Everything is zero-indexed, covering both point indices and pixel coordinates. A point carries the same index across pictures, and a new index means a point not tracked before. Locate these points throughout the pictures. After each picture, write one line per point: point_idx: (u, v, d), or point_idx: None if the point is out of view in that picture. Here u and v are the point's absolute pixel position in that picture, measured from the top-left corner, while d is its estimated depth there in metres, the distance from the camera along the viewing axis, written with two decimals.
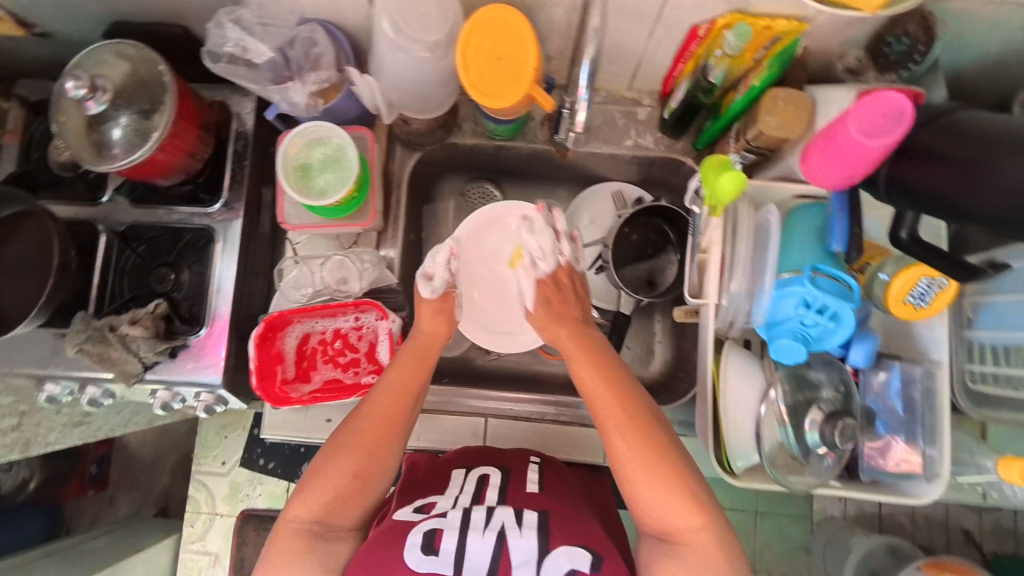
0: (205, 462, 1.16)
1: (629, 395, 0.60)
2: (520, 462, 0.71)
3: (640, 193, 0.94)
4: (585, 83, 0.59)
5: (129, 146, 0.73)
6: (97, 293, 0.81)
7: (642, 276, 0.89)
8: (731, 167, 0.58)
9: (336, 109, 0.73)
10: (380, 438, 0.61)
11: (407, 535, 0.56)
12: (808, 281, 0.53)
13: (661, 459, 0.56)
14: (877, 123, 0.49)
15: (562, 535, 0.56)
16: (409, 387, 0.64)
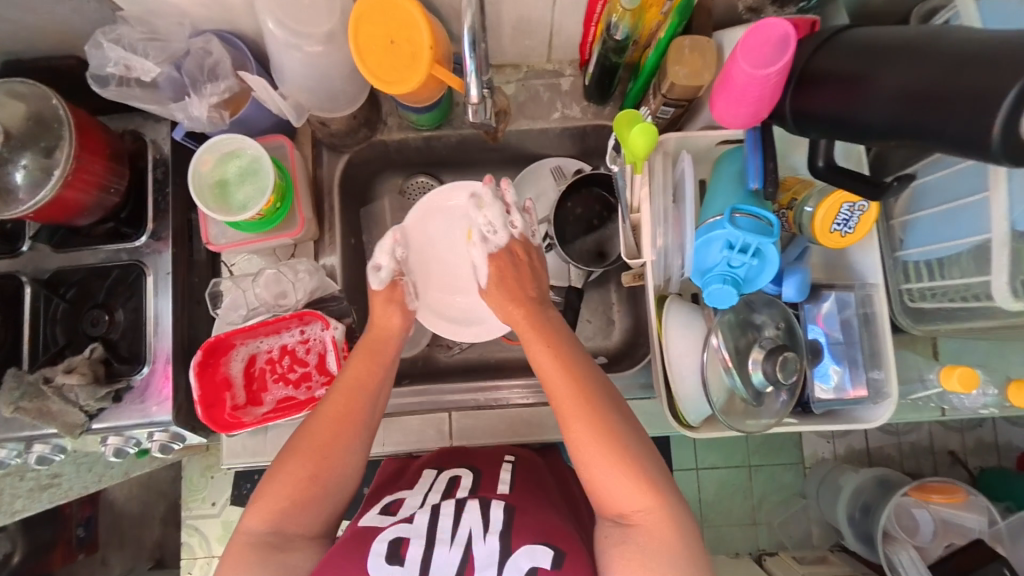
0: (194, 505, 1.24)
1: (579, 371, 0.59)
2: (492, 462, 0.69)
3: (579, 165, 0.94)
4: (467, 52, 0.56)
5: (35, 185, 0.69)
6: (28, 346, 0.77)
7: (591, 248, 0.89)
8: (641, 120, 0.58)
9: (249, 119, 0.72)
10: (335, 438, 0.60)
11: (371, 542, 0.55)
12: (726, 222, 0.52)
13: (603, 438, 0.55)
14: (762, 53, 0.49)
15: (526, 532, 0.56)
16: (362, 384, 0.63)
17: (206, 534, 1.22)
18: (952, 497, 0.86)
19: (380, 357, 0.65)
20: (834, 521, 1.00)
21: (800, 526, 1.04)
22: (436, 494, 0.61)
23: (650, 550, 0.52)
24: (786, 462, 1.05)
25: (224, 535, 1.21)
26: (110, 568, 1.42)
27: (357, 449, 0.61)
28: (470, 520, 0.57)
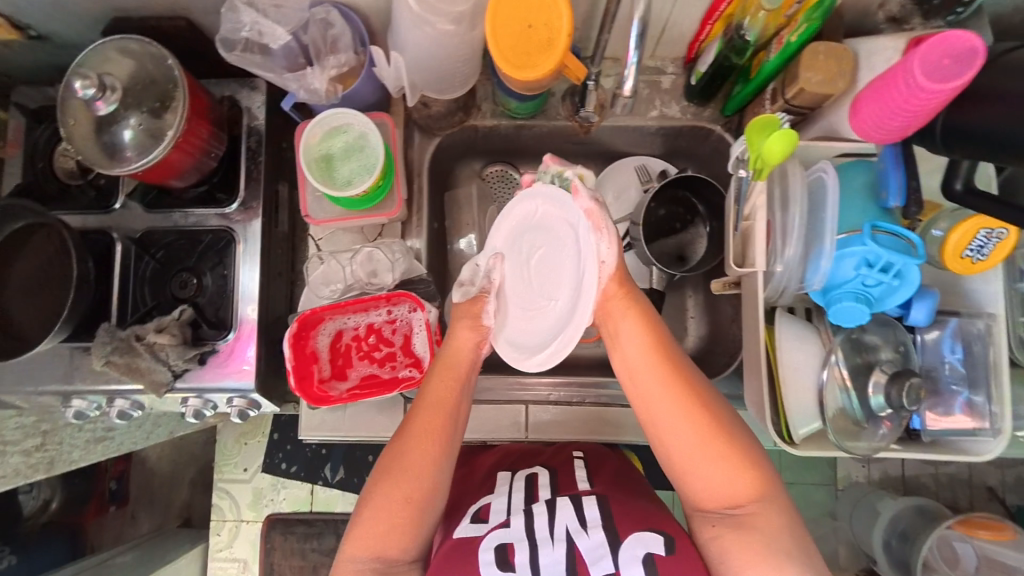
0: (226, 471, 1.27)
1: (674, 359, 0.58)
2: (564, 461, 0.70)
3: (664, 166, 0.93)
4: (634, 44, 0.60)
5: (141, 149, 0.69)
6: (119, 303, 0.78)
7: (671, 251, 0.88)
8: (778, 127, 0.56)
9: (355, 96, 0.71)
10: (422, 463, 0.60)
11: (478, 553, 0.55)
12: (868, 240, 0.52)
13: (710, 425, 0.54)
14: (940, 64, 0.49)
15: (628, 523, 0.56)
16: (445, 403, 0.63)
17: (238, 500, 1.25)
18: (998, 533, 0.81)
19: (458, 375, 0.64)
20: (868, 546, 0.98)
21: (830, 546, 1.02)
22: (520, 496, 0.62)
23: (770, 536, 0.51)
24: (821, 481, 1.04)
25: (255, 503, 1.25)
26: (139, 524, 1.45)
27: (444, 470, 0.61)
28: (565, 518, 0.57)
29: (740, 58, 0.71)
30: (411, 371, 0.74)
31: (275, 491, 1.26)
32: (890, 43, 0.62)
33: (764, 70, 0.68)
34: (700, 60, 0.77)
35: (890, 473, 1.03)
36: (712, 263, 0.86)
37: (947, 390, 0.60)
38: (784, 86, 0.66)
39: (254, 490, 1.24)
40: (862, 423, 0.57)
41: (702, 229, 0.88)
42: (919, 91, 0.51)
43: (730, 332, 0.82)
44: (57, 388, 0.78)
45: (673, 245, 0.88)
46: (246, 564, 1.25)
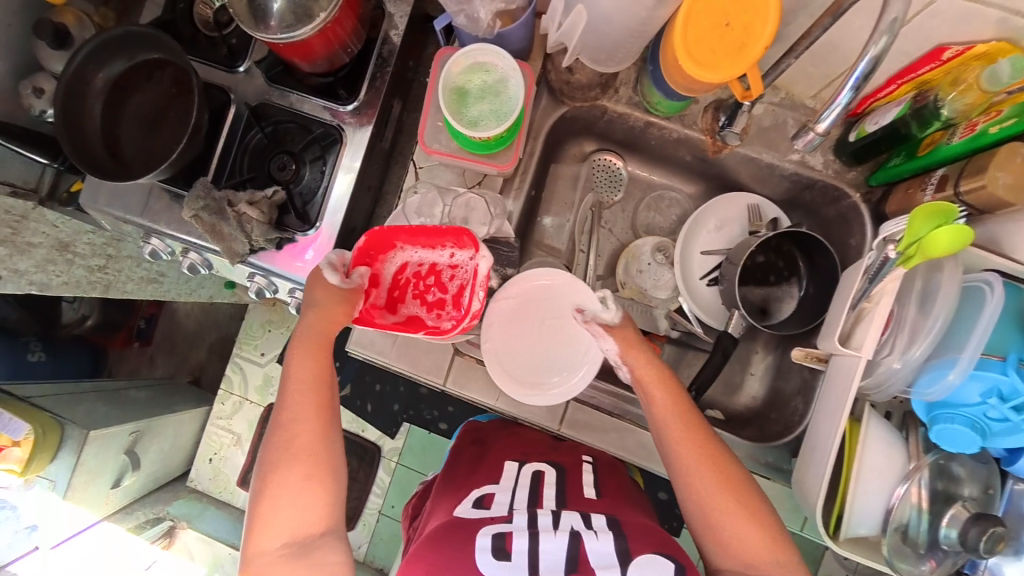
0: (246, 349, 1.31)
1: (698, 425, 0.62)
2: (574, 462, 0.69)
3: (777, 214, 0.87)
4: (849, 86, 0.52)
5: (285, 22, 0.70)
6: (218, 164, 0.80)
7: (755, 302, 0.84)
8: (954, 218, 0.51)
9: (507, 37, 0.68)
10: (302, 438, 0.58)
11: (476, 537, 0.53)
12: (1011, 368, 0.47)
13: (737, 489, 0.58)
14: None
15: (642, 542, 0.53)
16: (313, 378, 0.61)
17: (247, 378, 1.30)
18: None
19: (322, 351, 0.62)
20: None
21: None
22: (524, 494, 0.61)
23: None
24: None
25: (262, 387, 1.30)
26: (158, 364, 1.57)
27: (320, 440, 0.59)
28: (571, 519, 0.55)
29: (920, 130, 0.65)
30: (454, 325, 0.70)
31: None
32: None
33: (938, 152, 0.62)
34: (866, 118, 0.69)
35: None
36: (795, 328, 0.81)
37: None
38: (960, 176, 0.59)
39: (264, 376, 1.29)
40: (919, 546, 0.55)
41: (795, 290, 0.83)
42: None
43: (791, 404, 0.78)
44: (139, 222, 0.81)
45: (761, 296, 0.84)
46: (239, 441, 1.28)
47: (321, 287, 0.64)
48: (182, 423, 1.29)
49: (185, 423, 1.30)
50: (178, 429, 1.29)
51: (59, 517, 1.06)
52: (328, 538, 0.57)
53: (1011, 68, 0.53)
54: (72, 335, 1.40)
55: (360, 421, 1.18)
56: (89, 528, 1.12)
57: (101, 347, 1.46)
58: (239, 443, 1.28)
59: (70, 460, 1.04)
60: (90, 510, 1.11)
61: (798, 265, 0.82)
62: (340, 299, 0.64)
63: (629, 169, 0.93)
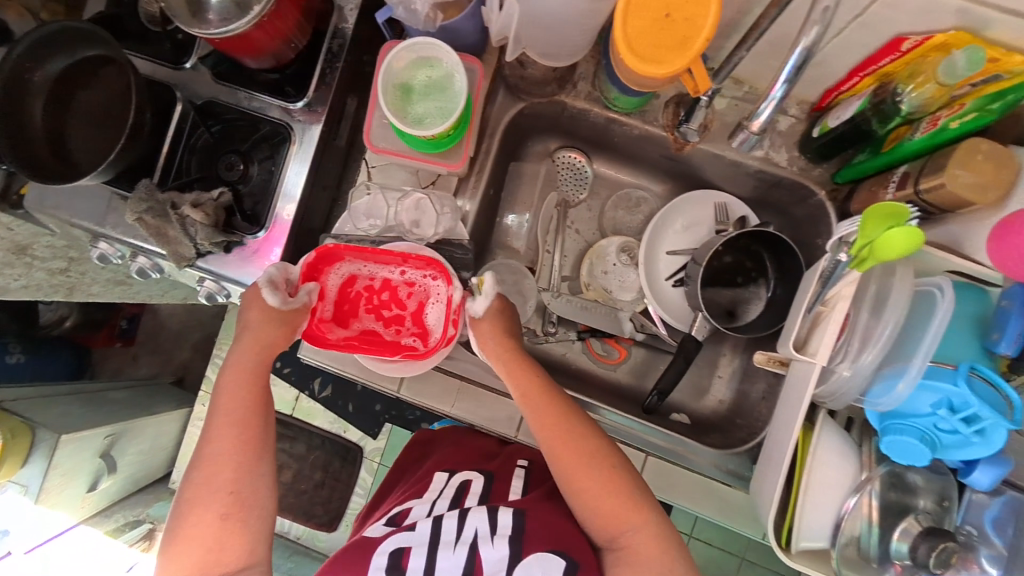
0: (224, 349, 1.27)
1: (563, 411, 0.63)
2: (506, 468, 0.69)
3: (746, 212, 0.83)
4: (783, 79, 0.49)
5: (224, 15, 0.68)
6: (164, 164, 0.77)
7: (722, 305, 0.81)
8: (905, 219, 0.48)
9: (454, 30, 0.65)
10: (218, 472, 0.58)
11: (373, 555, 0.56)
12: (961, 380, 0.44)
13: (599, 467, 0.60)
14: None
15: (536, 541, 0.56)
16: (239, 408, 0.61)
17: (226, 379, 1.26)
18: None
19: (257, 379, 0.63)
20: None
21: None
22: (444, 502, 0.62)
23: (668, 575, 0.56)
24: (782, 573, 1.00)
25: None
26: (140, 364, 1.56)
27: (240, 474, 0.59)
28: (476, 522, 0.58)
29: (882, 126, 0.62)
30: (414, 341, 0.70)
31: None
32: None
33: (902, 148, 0.60)
34: (830, 113, 0.68)
35: None
36: (762, 330, 0.79)
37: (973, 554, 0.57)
38: (921, 174, 0.57)
39: None
40: (870, 559, 0.53)
41: (762, 292, 0.80)
42: None
43: (757, 409, 0.76)
44: (89, 226, 0.79)
45: (729, 296, 0.81)
46: None
47: (258, 306, 0.64)
48: (164, 422, 1.26)
49: (167, 421, 1.27)
50: (158, 429, 1.26)
51: (32, 522, 1.03)
52: (246, 574, 0.57)
53: (966, 61, 0.49)
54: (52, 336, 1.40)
55: (342, 422, 1.16)
56: (67, 531, 1.11)
57: (80, 348, 1.45)
58: None
59: (40, 464, 1.03)
60: (66, 512, 1.10)
61: (765, 266, 0.79)
62: (277, 322, 0.63)
63: (595, 167, 0.90)
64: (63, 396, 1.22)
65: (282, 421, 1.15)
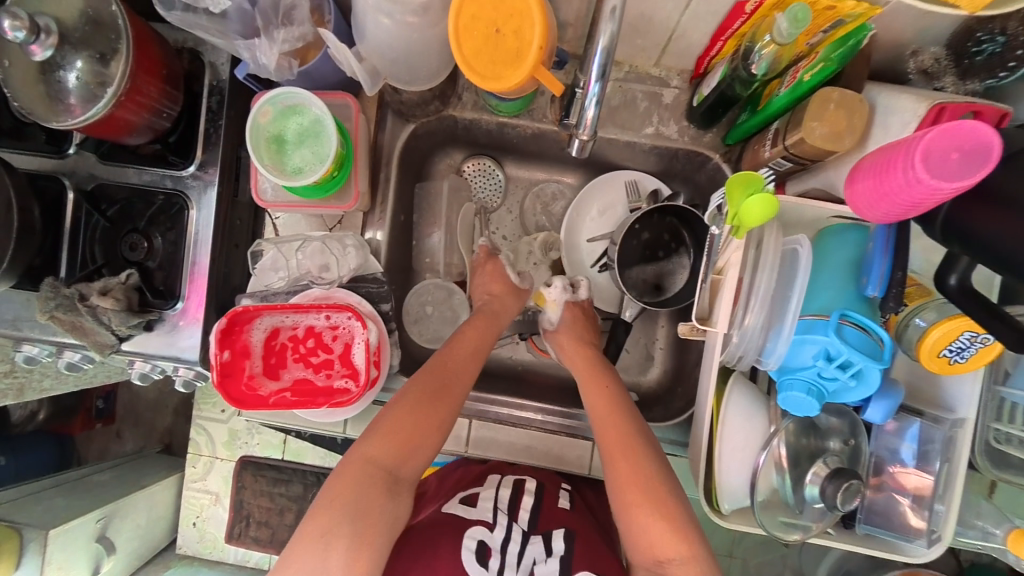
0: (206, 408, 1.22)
1: (631, 426, 0.65)
2: (553, 479, 0.75)
3: (657, 185, 0.83)
4: (595, 75, 0.51)
5: (88, 96, 0.63)
6: (67, 257, 0.76)
7: (648, 279, 0.81)
8: (762, 188, 0.49)
9: (314, 73, 0.64)
10: (453, 394, 0.67)
11: (461, 538, 0.63)
12: (831, 330, 0.48)
13: (653, 491, 0.60)
14: (885, 179, 0.42)
15: (585, 561, 0.63)
16: (472, 351, 0.72)
17: (213, 437, 1.21)
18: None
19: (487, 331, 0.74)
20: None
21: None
22: (507, 493, 0.70)
23: None
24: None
25: (229, 442, 1.20)
26: (124, 441, 1.54)
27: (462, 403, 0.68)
28: (533, 551, 0.63)
29: (746, 88, 0.61)
30: (346, 382, 0.70)
31: (250, 435, 1.23)
32: (910, 105, 0.49)
33: (773, 105, 0.59)
34: (705, 80, 0.67)
35: None
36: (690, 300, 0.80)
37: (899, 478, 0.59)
38: (786, 131, 0.57)
39: (229, 431, 1.21)
40: (792, 505, 0.57)
41: (685, 260, 0.80)
42: (915, 188, 0.39)
43: (692, 376, 0.78)
44: (7, 332, 0.77)
45: (652, 273, 0.81)
46: (217, 499, 1.21)
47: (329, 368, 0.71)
48: (157, 492, 1.26)
49: (161, 490, 1.27)
50: (149, 502, 1.24)
51: None
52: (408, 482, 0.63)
53: (790, 21, 0.49)
54: (29, 431, 1.39)
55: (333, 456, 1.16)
56: None
57: (59, 438, 1.43)
58: (216, 500, 1.21)
59: (34, 563, 1.04)
60: None
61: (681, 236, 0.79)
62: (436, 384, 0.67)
63: (506, 171, 0.89)
64: (45, 492, 1.21)
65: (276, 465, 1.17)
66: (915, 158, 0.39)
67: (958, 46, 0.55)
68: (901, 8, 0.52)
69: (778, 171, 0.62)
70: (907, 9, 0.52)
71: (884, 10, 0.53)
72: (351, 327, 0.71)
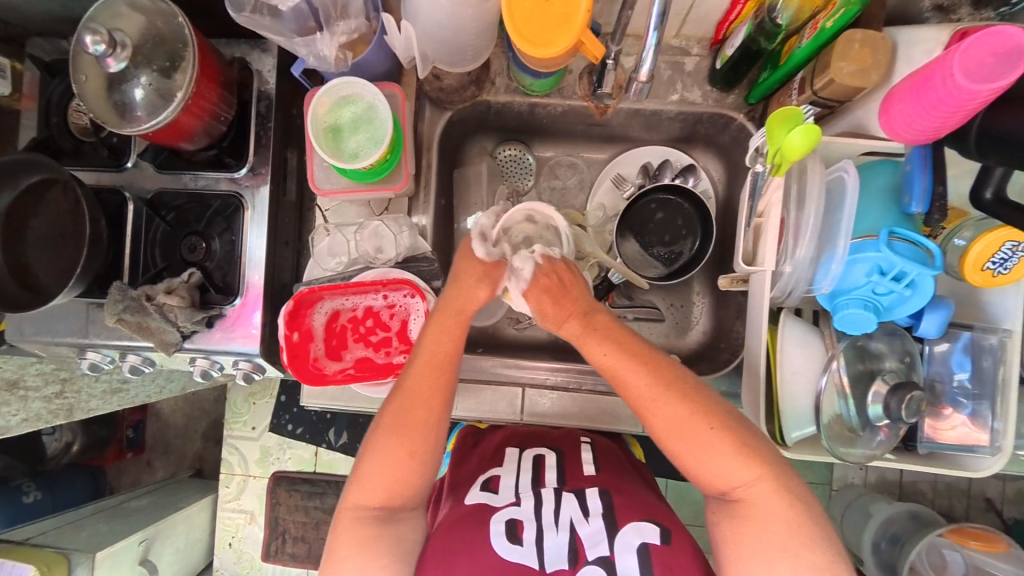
0: (235, 428, 1.22)
1: (658, 368, 0.55)
2: (571, 444, 0.71)
3: (672, 156, 0.87)
4: (652, 25, 0.52)
5: (151, 108, 0.68)
6: (130, 263, 0.79)
7: (664, 248, 0.85)
8: (803, 120, 0.53)
9: (365, 64, 0.70)
10: (420, 421, 0.57)
11: (489, 524, 0.56)
12: (883, 245, 0.51)
13: (709, 424, 0.53)
14: (925, 90, 0.48)
15: (630, 512, 0.57)
16: (445, 352, 0.60)
17: (245, 456, 1.21)
18: (992, 545, 0.83)
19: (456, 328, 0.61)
20: (856, 547, 0.99)
21: None
22: (527, 478, 0.63)
23: (768, 524, 0.51)
24: (817, 480, 1.05)
25: (263, 459, 1.21)
26: (155, 469, 1.55)
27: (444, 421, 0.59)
28: (569, 508, 0.57)
29: (769, 42, 0.65)
30: (405, 358, 0.74)
31: (281, 450, 1.22)
32: (932, 34, 0.56)
33: (795, 57, 0.63)
34: (726, 43, 0.71)
35: (889, 478, 1.05)
36: (695, 268, 0.83)
37: (955, 398, 0.61)
38: (813, 77, 0.61)
39: (262, 448, 1.21)
40: (855, 430, 0.59)
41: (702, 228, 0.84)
42: (956, 96, 0.46)
43: (734, 329, 0.81)
44: (73, 341, 0.80)
45: (668, 252, 0.85)
46: (253, 517, 1.21)
47: (388, 345, 0.74)
48: (193, 514, 1.25)
49: (197, 512, 1.27)
50: (187, 524, 1.24)
51: None
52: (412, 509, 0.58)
53: None
54: (63, 465, 1.40)
55: None
56: None
57: (92, 469, 1.44)
58: (253, 519, 1.21)
59: None
60: None
61: (692, 212, 0.84)
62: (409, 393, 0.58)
63: (535, 154, 0.93)
64: (87, 520, 1.21)
65: (310, 479, 1.18)
66: (953, 69, 0.45)
67: None
68: None
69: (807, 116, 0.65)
70: None
71: None
72: (408, 304, 0.74)
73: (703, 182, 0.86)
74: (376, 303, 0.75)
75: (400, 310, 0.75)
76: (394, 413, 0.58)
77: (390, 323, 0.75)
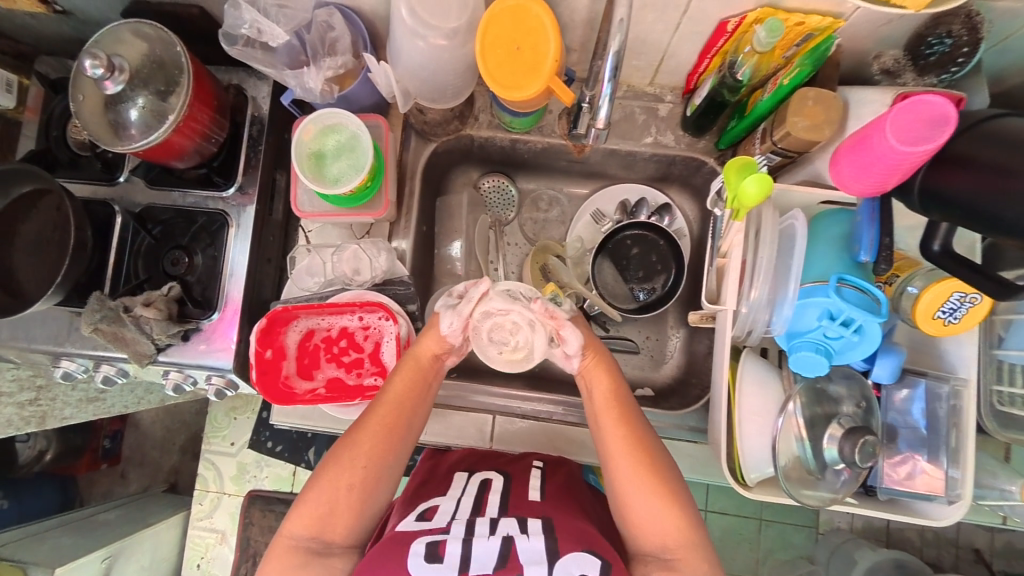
0: (215, 442, 1.21)
1: (631, 417, 0.61)
2: (521, 469, 0.70)
3: (645, 194, 0.91)
4: (606, 78, 0.56)
5: (145, 127, 0.71)
6: (112, 273, 0.81)
7: (638, 280, 0.87)
8: (756, 170, 0.55)
9: (352, 96, 0.73)
10: (365, 464, 0.60)
11: (410, 545, 0.55)
12: (831, 291, 0.53)
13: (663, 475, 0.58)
14: (864, 150, 0.51)
15: (568, 538, 0.56)
16: (410, 398, 0.63)
17: (222, 472, 1.19)
18: None
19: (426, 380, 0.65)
20: None
21: None
22: (468, 501, 0.62)
23: None
24: (801, 523, 1.02)
25: (239, 476, 1.19)
26: (128, 481, 1.52)
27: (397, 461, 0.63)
28: (507, 525, 0.57)
29: (733, 94, 0.70)
30: (375, 380, 0.74)
31: (259, 467, 1.20)
32: (879, 96, 0.60)
33: (757, 108, 0.67)
34: (695, 93, 0.75)
35: (874, 524, 1.03)
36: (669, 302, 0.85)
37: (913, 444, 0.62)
38: (773, 128, 0.64)
39: (240, 464, 1.19)
40: (814, 473, 0.59)
41: (675, 264, 0.86)
42: (891, 155, 0.49)
43: (705, 365, 0.82)
44: (48, 348, 0.81)
45: (643, 285, 0.87)
46: (224, 537, 1.18)
47: (362, 367, 0.75)
48: (163, 531, 1.21)
49: (168, 528, 1.23)
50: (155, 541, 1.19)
51: None
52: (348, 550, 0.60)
53: (768, 32, 0.58)
54: (34, 473, 1.37)
55: None
56: None
57: (63, 479, 1.41)
58: (223, 539, 1.18)
59: None
60: None
61: (665, 248, 0.86)
62: (370, 431, 0.61)
63: (518, 185, 0.95)
64: (52, 532, 1.18)
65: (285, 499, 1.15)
66: (879, 134, 0.49)
67: (912, 49, 0.63)
68: (861, 23, 0.61)
69: (768, 164, 0.68)
70: (866, 23, 0.61)
71: (848, 23, 0.61)
72: (381, 327, 0.75)
73: (678, 221, 0.89)
74: (349, 322, 0.76)
75: (375, 331, 0.76)
76: (346, 449, 0.61)
77: (364, 344, 0.76)
